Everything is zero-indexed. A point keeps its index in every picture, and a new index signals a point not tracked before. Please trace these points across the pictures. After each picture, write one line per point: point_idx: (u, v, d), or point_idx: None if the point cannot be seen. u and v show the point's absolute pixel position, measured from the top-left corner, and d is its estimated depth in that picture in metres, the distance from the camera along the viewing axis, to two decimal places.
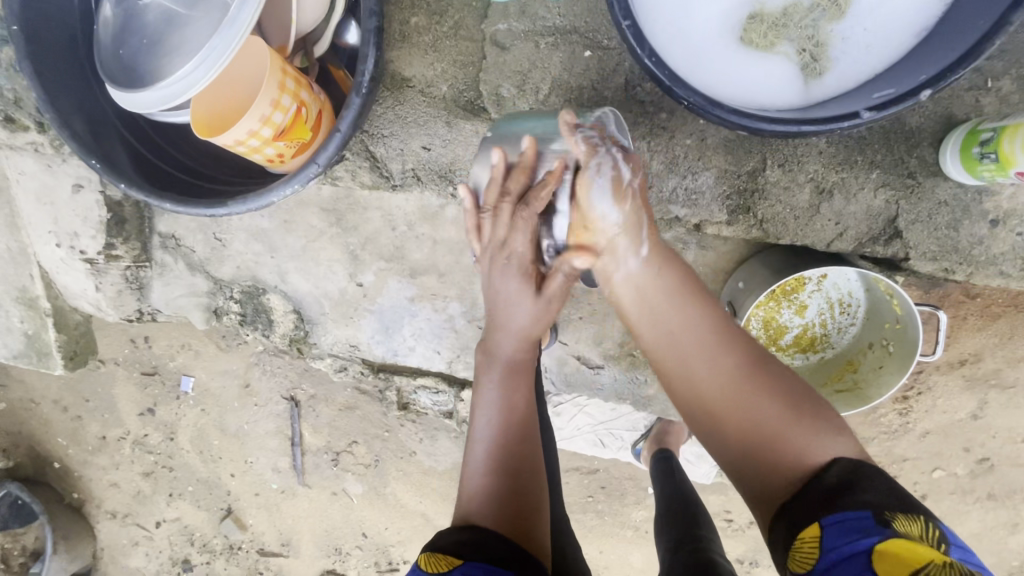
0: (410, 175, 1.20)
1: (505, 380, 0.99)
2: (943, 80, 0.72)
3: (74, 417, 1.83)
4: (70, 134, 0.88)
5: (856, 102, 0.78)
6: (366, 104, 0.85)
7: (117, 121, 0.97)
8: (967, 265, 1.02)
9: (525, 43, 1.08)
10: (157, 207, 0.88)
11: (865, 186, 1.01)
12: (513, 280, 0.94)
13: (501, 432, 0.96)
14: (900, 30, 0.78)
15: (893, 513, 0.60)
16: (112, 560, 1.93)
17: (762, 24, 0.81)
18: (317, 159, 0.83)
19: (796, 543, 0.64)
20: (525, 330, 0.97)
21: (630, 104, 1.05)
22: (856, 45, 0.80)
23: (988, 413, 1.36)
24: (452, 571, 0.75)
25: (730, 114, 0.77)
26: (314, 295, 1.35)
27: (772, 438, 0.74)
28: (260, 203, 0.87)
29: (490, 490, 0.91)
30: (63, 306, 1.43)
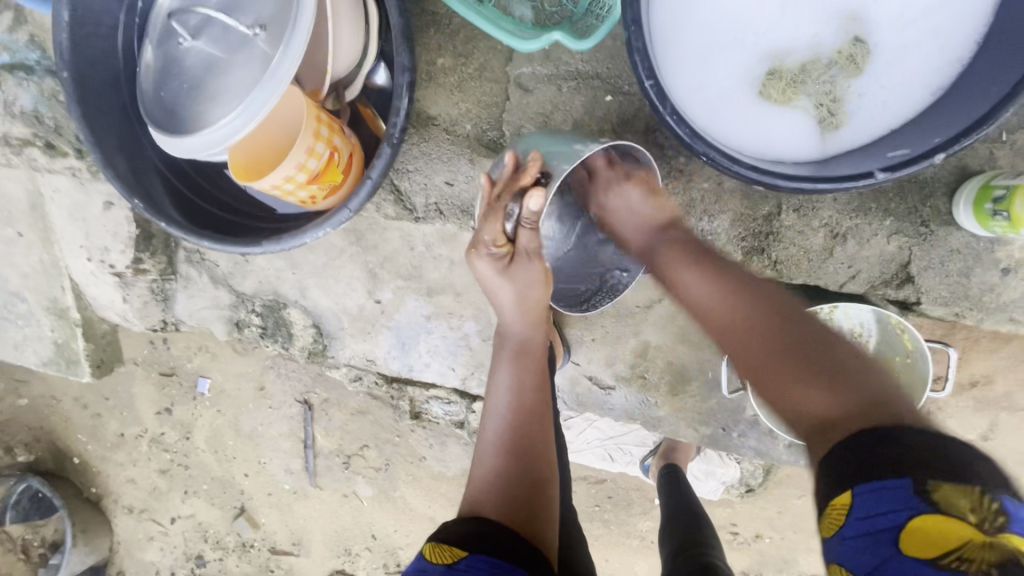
0: (432, 209, 1.23)
1: (518, 363, 1.03)
2: (956, 144, 0.73)
3: (94, 414, 1.89)
4: (112, 173, 0.92)
5: (870, 160, 0.80)
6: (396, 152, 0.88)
7: (155, 157, 1.01)
8: (978, 311, 1.04)
9: (547, 86, 1.10)
10: (195, 244, 0.92)
11: (878, 232, 1.03)
12: (486, 263, 0.99)
13: (513, 412, 0.98)
14: (915, 89, 0.80)
15: (936, 483, 0.57)
16: (128, 554, 1.98)
17: (781, 81, 0.82)
18: (349, 204, 0.87)
19: (828, 505, 0.64)
20: (528, 308, 1.02)
21: (650, 148, 1.08)
22: (872, 101, 0.82)
23: (998, 435, 1.37)
24: (458, 561, 0.75)
25: (747, 169, 0.79)
26: (333, 310, 1.39)
27: (773, 383, 0.77)
28: (295, 242, 0.91)
29: (499, 474, 0.92)
30: (91, 315, 1.48)
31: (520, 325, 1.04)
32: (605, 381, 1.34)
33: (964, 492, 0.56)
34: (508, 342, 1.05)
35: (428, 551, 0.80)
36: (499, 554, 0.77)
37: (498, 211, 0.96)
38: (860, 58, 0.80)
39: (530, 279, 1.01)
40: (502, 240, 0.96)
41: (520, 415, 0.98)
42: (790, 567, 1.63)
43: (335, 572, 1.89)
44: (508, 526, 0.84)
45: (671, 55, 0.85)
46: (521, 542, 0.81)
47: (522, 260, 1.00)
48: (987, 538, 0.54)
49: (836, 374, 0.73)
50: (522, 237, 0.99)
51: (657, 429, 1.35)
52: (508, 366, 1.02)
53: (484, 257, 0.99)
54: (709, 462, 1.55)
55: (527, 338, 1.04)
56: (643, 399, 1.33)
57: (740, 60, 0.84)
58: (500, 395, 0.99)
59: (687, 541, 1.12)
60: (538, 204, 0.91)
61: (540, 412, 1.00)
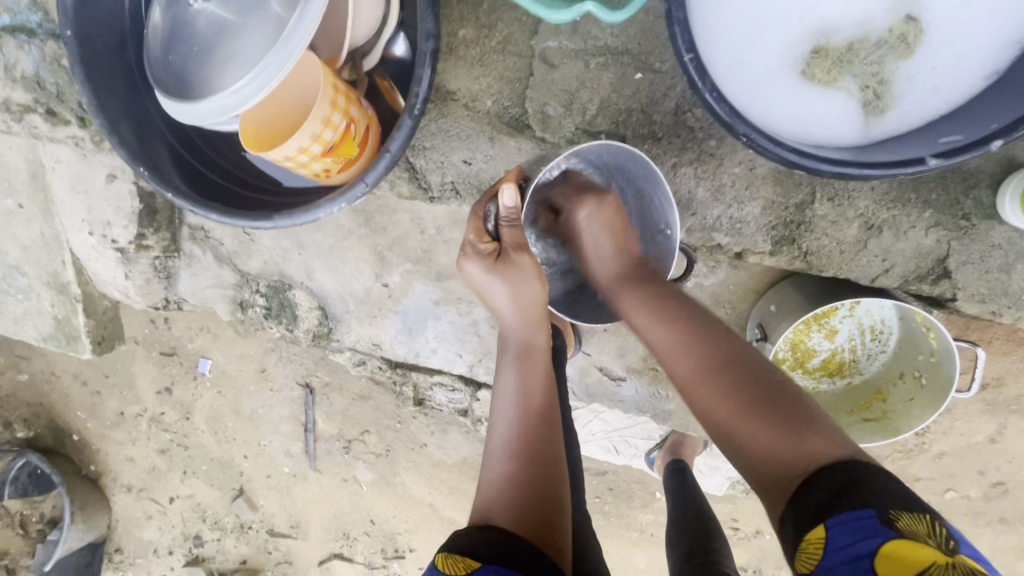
0: (448, 188, 1.18)
1: (522, 363, 0.99)
2: (1015, 132, 0.73)
3: (94, 391, 1.87)
4: (118, 140, 0.88)
5: (921, 145, 0.80)
6: (416, 126, 0.85)
7: (162, 124, 0.98)
8: (1015, 309, 1.01)
9: (574, 63, 1.06)
10: (201, 216, 0.89)
11: (916, 224, 1.00)
12: (475, 263, 0.99)
13: (520, 417, 0.94)
14: (968, 72, 0.79)
15: (897, 512, 0.58)
16: (126, 532, 1.97)
17: (826, 60, 0.80)
18: (365, 179, 0.84)
19: (803, 542, 0.62)
20: (523, 306, 0.99)
21: (679, 129, 1.04)
22: (921, 84, 0.80)
23: (1007, 438, 1.35)
24: (471, 574, 0.71)
25: (789, 153, 0.78)
26: (340, 292, 1.36)
27: (730, 431, 0.75)
28: (307, 218, 0.88)
29: (509, 478, 0.88)
30: (92, 291, 1.46)
31: (519, 327, 1.01)
32: (616, 371, 1.32)
33: (921, 521, 0.57)
34: (511, 346, 1.02)
35: (440, 560, 0.75)
36: (512, 564, 0.73)
37: (477, 212, 0.99)
38: (911, 38, 0.78)
39: (522, 274, 0.98)
40: (484, 236, 0.97)
41: (526, 417, 0.94)
42: (790, 564, 1.61)
43: (332, 556, 1.88)
44: (528, 537, 0.79)
45: (709, 30, 0.84)
46: (539, 555, 0.77)
47: (508, 261, 0.97)
48: (951, 561, 0.52)
49: (788, 413, 0.72)
50: (505, 235, 0.98)
51: (668, 421, 1.33)
52: (512, 368, 0.99)
53: (472, 257, 0.99)
54: (715, 457, 1.54)
55: (529, 339, 1.01)
56: (655, 392, 1.31)
57: (784, 37, 0.82)
58: (505, 399, 0.96)
59: (694, 549, 1.08)
60: (512, 199, 0.94)
61: (546, 414, 0.96)
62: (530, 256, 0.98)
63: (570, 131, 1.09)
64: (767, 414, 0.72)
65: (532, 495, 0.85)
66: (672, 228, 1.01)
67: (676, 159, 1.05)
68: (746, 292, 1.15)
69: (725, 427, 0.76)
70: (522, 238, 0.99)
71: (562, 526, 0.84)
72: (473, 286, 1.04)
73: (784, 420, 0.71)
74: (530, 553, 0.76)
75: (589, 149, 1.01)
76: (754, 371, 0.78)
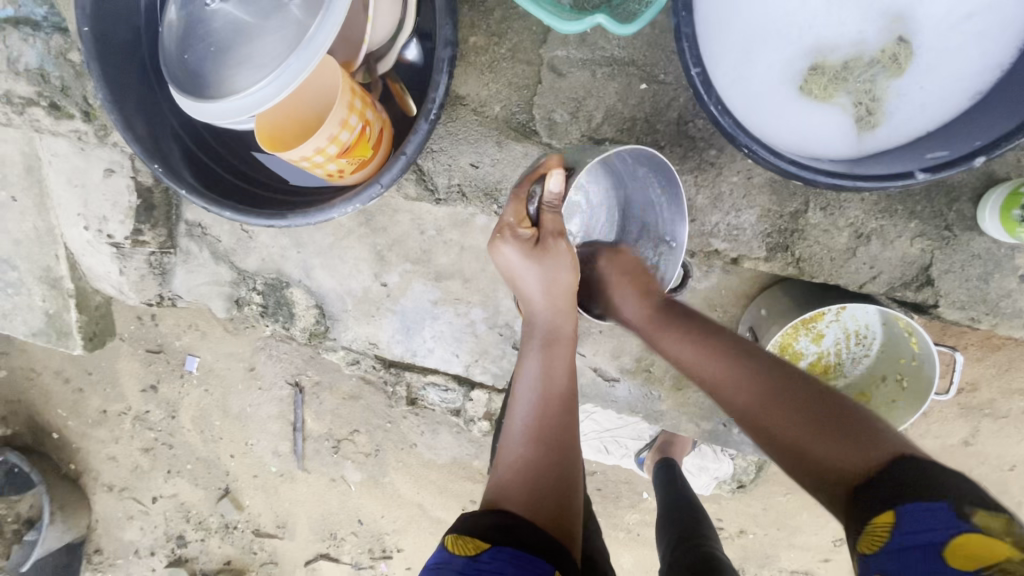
0: (455, 190, 1.21)
1: (546, 349, 0.99)
2: (997, 150, 0.77)
3: (77, 389, 1.84)
4: (131, 135, 0.89)
5: (910, 160, 0.84)
6: (431, 129, 0.87)
7: (174, 121, 0.98)
8: (992, 316, 1.06)
9: (582, 71, 1.09)
10: (216, 213, 0.90)
11: (902, 234, 1.04)
12: (512, 247, 0.96)
13: (542, 402, 0.95)
14: (955, 92, 0.83)
15: (974, 508, 0.59)
16: (107, 532, 1.94)
17: (823, 77, 0.85)
18: (379, 179, 0.86)
19: (867, 526, 0.64)
20: (557, 293, 0.99)
21: (681, 139, 1.08)
22: (911, 102, 0.85)
23: (979, 441, 1.40)
24: (480, 554, 0.74)
25: (788, 164, 0.82)
26: (338, 292, 1.36)
27: (796, 450, 0.76)
28: (322, 217, 0.90)
29: (527, 462, 0.90)
30: (85, 287, 1.44)
31: (549, 314, 1.00)
32: (610, 372, 1.35)
33: (997, 517, 0.59)
34: (538, 331, 1.01)
35: (449, 543, 0.78)
36: (523, 545, 0.76)
37: (521, 194, 0.94)
38: (903, 59, 0.83)
39: (560, 262, 0.97)
40: (524, 222, 0.94)
41: (549, 402, 0.95)
42: (772, 563, 1.66)
43: (319, 556, 1.88)
44: (540, 525, 0.81)
45: (714, 45, 0.88)
46: (547, 539, 0.79)
47: (552, 243, 0.96)
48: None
49: (843, 427, 0.74)
50: (548, 219, 0.95)
51: (659, 423, 1.37)
52: (537, 357, 0.98)
53: (510, 241, 0.95)
54: (702, 458, 1.58)
55: (557, 325, 1.00)
56: (647, 393, 1.35)
57: (785, 55, 0.86)
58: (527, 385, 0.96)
59: (682, 534, 1.13)
60: (559, 184, 0.90)
61: (568, 400, 0.96)
62: (569, 244, 0.97)
63: (576, 137, 1.12)
64: (823, 431, 0.74)
65: (550, 481, 0.87)
66: (678, 240, 1.03)
67: (677, 167, 1.09)
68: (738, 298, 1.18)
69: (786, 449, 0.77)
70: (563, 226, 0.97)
71: (574, 507, 0.87)
72: (503, 270, 1.01)
73: (840, 435, 0.73)
74: (542, 536, 0.79)
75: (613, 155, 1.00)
76: (805, 394, 0.80)
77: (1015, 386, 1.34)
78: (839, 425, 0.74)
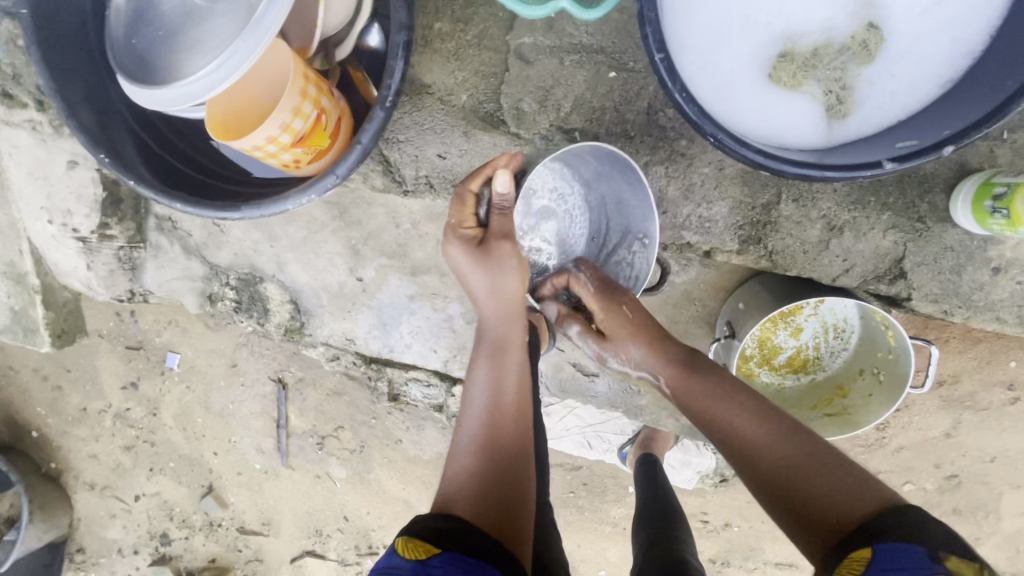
0: (422, 182, 1.17)
1: (493, 359, 0.99)
2: (965, 138, 0.77)
3: (55, 386, 1.80)
4: (77, 124, 0.86)
5: (880, 149, 0.83)
6: (388, 117, 0.85)
7: (125, 111, 0.96)
8: (966, 309, 1.05)
9: (549, 59, 1.07)
10: (164, 204, 0.87)
11: (875, 226, 1.03)
12: (459, 248, 0.98)
13: (490, 414, 0.94)
14: (927, 80, 0.82)
15: (949, 554, 0.61)
16: (89, 531, 1.91)
17: (791, 64, 0.83)
18: (335, 169, 0.84)
19: (846, 560, 0.67)
20: (499, 296, 0.99)
21: (652, 129, 1.06)
22: (882, 90, 0.84)
23: (961, 433, 1.41)
24: (430, 559, 0.72)
25: (755, 154, 0.81)
26: (313, 286, 1.34)
27: (798, 488, 0.76)
28: (275, 208, 0.87)
29: (473, 471, 0.88)
30: (53, 283, 1.41)
31: (495, 321, 1.01)
32: (588, 368, 1.34)
33: (973, 566, 0.60)
34: (486, 340, 1.02)
35: (399, 547, 0.75)
36: (466, 549, 0.75)
37: (467, 194, 0.96)
38: (872, 45, 0.81)
39: (503, 266, 0.96)
40: (470, 222, 0.96)
41: (494, 414, 0.94)
42: (756, 555, 1.66)
43: (305, 553, 1.86)
44: (481, 527, 0.80)
45: (680, 32, 0.86)
46: (494, 545, 0.77)
47: (497, 242, 0.95)
48: None
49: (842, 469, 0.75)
50: (494, 220, 0.96)
51: (639, 417, 1.36)
52: (485, 366, 0.99)
53: (456, 241, 0.98)
54: (684, 451, 1.57)
55: (503, 334, 1.01)
56: (626, 388, 1.34)
57: (753, 42, 0.84)
58: (475, 392, 0.96)
59: (658, 537, 1.12)
60: (506, 185, 0.93)
61: (520, 413, 0.97)
62: (515, 246, 0.96)
63: (545, 127, 1.10)
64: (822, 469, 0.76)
65: (497, 489, 0.86)
66: (652, 238, 1.02)
67: (648, 158, 1.07)
68: (713, 289, 1.18)
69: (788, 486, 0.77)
70: (510, 229, 0.96)
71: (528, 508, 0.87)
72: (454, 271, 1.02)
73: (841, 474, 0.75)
74: (488, 536, 0.78)
75: (578, 156, 1.00)
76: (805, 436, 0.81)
77: (994, 378, 1.34)
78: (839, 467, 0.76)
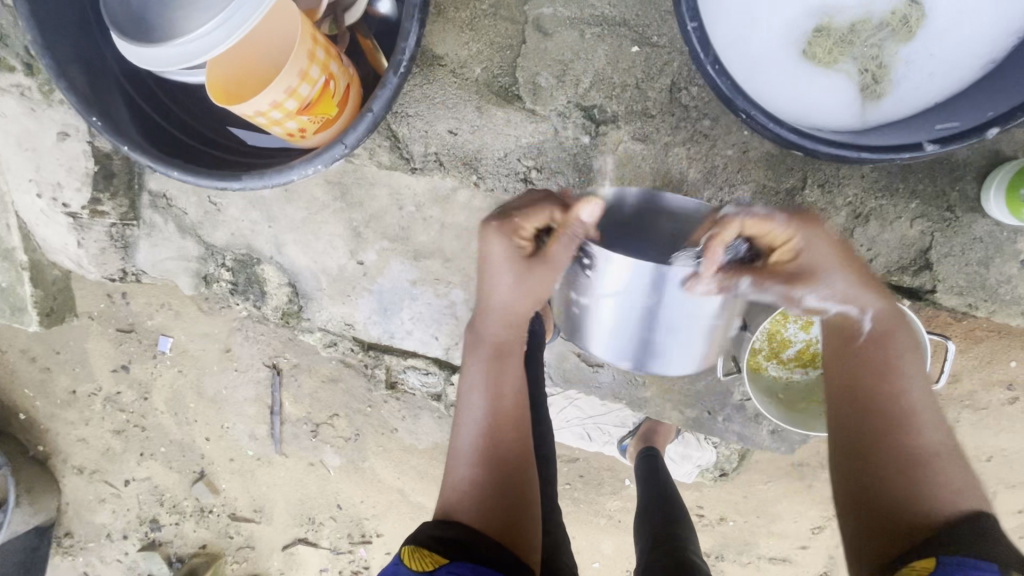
0: (431, 159, 1.15)
1: (493, 367, 1.00)
2: (1012, 119, 0.75)
3: (44, 368, 1.75)
4: (67, 84, 0.83)
5: (918, 132, 0.81)
6: (400, 85, 0.83)
7: (117, 69, 0.92)
8: (990, 302, 1.03)
9: (568, 31, 1.04)
10: (156, 170, 0.84)
11: (901, 215, 1.01)
12: (504, 250, 0.95)
13: (494, 420, 0.97)
14: (964, 60, 0.81)
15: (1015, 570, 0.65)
16: (77, 516, 1.87)
17: (828, 39, 0.82)
18: (345, 139, 0.82)
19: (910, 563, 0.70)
20: (517, 305, 0.99)
21: (673, 108, 1.04)
22: (919, 70, 0.83)
23: (960, 432, 1.39)
24: (438, 570, 0.75)
25: (789, 132, 0.78)
26: (312, 269, 1.30)
27: (918, 474, 0.77)
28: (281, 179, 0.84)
29: (476, 482, 0.93)
30: (41, 260, 1.36)
31: (500, 326, 1.01)
32: (593, 357, 1.31)
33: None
34: (485, 343, 1.01)
35: (407, 557, 0.79)
36: (477, 560, 0.79)
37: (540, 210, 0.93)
38: (912, 22, 0.80)
39: (540, 285, 0.97)
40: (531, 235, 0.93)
41: (496, 422, 0.97)
42: (752, 550, 1.65)
43: (297, 541, 1.83)
44: (489, 536, 0.85)
45: (713, 4, 0.85)
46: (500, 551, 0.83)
47: (548, 265, 0.96)
48: None
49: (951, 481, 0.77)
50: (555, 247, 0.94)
51: (643, 409, 1.34)
52: (483, 370, 1.00)
53: (507, 243, 0.94)
54: (685, 445, 1.56)
55: (504, 340, 1.01)
56: (631, 379, 1.32)
57: (787, 18, 0.83)
58: (475, 399, 0.98)
59: (660, 537, 1.13)
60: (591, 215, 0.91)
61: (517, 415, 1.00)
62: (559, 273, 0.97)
63: (563, 103, 1.07)
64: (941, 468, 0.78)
65: (498, 498, 0.90)
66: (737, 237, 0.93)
67: (669, 138, 1.05)
68: None
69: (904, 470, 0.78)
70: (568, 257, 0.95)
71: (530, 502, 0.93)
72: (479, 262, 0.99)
73: (955, 481, 0.77)
74: (492, 541, 0.84)
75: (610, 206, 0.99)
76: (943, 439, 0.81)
77: (996, 377, 1.32)
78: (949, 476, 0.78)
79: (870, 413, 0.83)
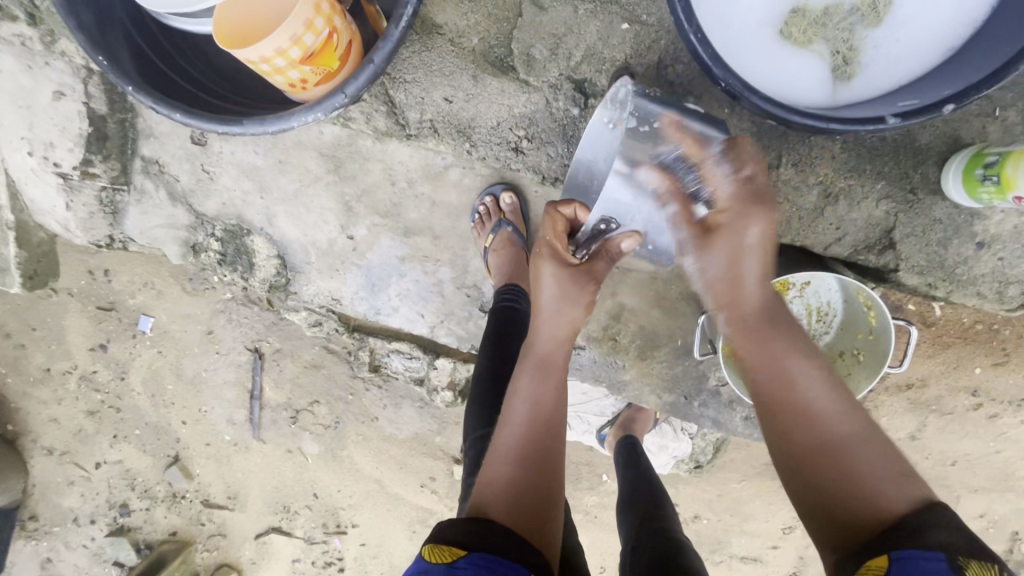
0: (427, 125, 1.18)
1: (539, 374, 0.93)
2: (964, 99, 0.83)
3: (18, 344, 1.73)
4: (78, 24, 0.85)
5: (882, 107, 0.89)
6: (400, 40, 0.88)
7: (122, 13, 0.94)
8: (949, 283, 1.11)
9: (563, 7, 1.08)
10: (167, 115, 0.88)
11: (869, 195, 1.07)
12: (546, 263, 0.94)
13: (531, 426, 0.90)
14: (928, 46, 0.89)
15: (967, 560, 0.60)
16: (43, 499, 1.83)
17: (803, 20, 0.90)
18: (345, 90, 0.87)
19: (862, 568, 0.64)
20: (565, 320, 0.94)
21: (659, 84, 1.09)
22: (886, 53, 0.91)
23: (926, 435, 1.45)
24: (458, 561, 0.73)
25: (763, 102, 0.86)
26: (302, 242, 1.31)
27: (845, 469, 0.71)
28: (279, 127, 0.89)
29: (512, 480, 0.84)
30: (28, 222, 1.36)
31: (549, 339, 0.95)
32: (576, 339, 1.34)
33: (990, 570, 0.59)
34: (533, 354, 0.95)
35: (427, 553, 0.77)
36: (494, 545, 0.75)
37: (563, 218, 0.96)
38: (881, 10, 0.89)
39: (581, 300, 0.94)
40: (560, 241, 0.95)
41: (535, 426, 0.90)
42: (724, 548, 1.68)
43: (270, 530, 1.82)
44: (516, 528, 0.79)
45: None
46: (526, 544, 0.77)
47: (586, 278, 0.94)
48: None
49: (893, 467, 0.71)
50: (599, 264, 0.95)
51: (622, 393, 1.37)
52: (527, 377, 0.93)
53: (547, 256, 0.94)
54: (662, 436, 1.58)
55: (553, 352, 0.95)
56: (611, 362, 1.35)
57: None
58: (518, 402, 0.91)
59: (646, 514, 1.12)
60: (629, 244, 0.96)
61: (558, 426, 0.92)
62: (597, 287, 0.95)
63: (555, 75, 1.12)
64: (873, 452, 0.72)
65: (529, 500, 0.83)
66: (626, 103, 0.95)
67: None
68: None
69: (834, 473, 0.71)
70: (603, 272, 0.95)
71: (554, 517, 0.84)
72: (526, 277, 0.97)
73: (892, 467, 0.71)
74: (524, 544, 0.77)
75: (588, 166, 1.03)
76: (866, 427, 0.75)
77: (962, 383, 1.38)
78: (888, 461, 0.71)
79: (785, 417, 0.77)
